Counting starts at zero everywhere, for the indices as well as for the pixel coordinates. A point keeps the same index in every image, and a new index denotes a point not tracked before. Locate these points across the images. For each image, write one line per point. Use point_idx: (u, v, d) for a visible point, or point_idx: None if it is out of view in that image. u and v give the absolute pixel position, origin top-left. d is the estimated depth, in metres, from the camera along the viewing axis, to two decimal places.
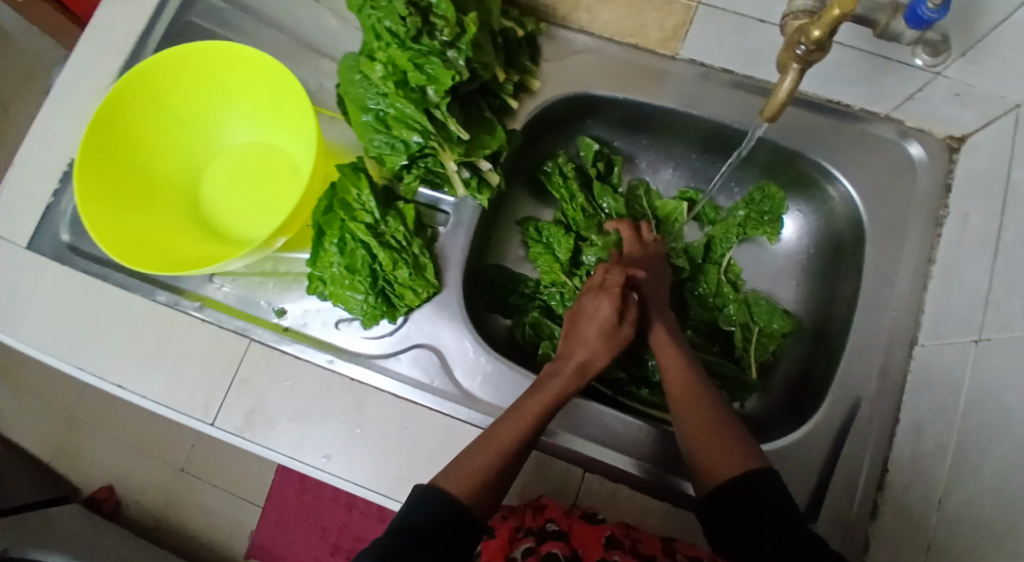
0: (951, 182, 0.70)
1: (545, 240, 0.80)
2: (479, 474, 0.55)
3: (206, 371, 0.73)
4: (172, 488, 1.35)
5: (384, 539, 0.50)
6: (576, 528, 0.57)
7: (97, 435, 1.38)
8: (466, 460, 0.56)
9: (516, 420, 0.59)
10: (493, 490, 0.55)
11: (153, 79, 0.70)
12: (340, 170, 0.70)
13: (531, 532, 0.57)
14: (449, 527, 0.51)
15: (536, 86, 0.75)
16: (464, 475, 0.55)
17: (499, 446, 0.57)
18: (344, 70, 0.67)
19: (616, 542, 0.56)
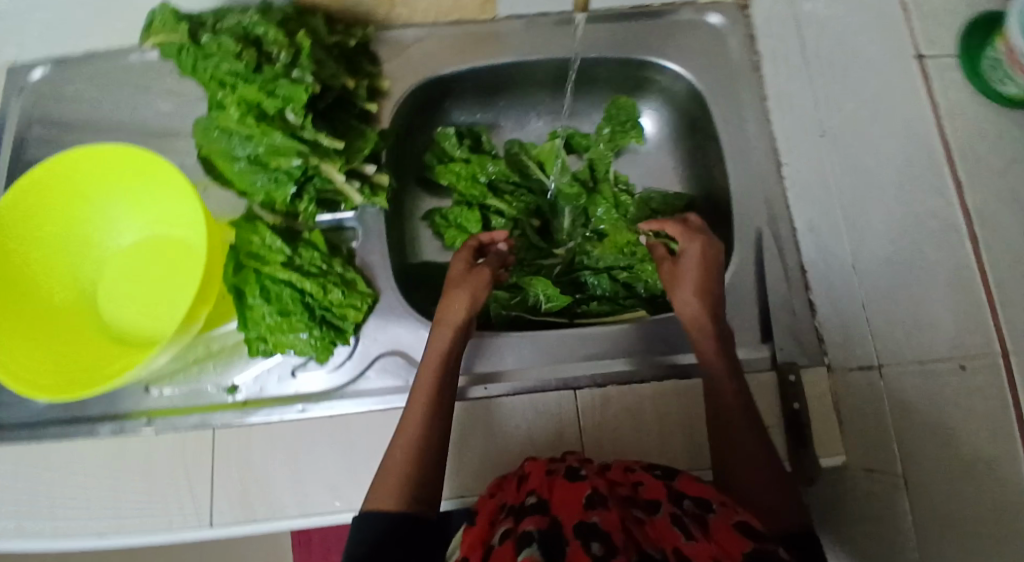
0: (752, 32, 0.83)
1: (454, 223, 0.85)
2: (401, 483, 0.58)
3: (182, 478, 0.69)
4: None
5: None
6: (555, 492, 0.57)
7: None
8: (383, 474, 0.59)
9: (413, 408, 0.62)
10: (418, 485, 0.58)
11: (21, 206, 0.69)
12: (235, 225, 0.70)
13: (513, 512, 0.56)
14: (400, 532, 0.55)
15: (385, 87, 0.79)
16: (388, 487, 0.57)
17: (410, 441, 0.60)
18: (201, 131, 0.69)
19: (602, 496, 0.56)
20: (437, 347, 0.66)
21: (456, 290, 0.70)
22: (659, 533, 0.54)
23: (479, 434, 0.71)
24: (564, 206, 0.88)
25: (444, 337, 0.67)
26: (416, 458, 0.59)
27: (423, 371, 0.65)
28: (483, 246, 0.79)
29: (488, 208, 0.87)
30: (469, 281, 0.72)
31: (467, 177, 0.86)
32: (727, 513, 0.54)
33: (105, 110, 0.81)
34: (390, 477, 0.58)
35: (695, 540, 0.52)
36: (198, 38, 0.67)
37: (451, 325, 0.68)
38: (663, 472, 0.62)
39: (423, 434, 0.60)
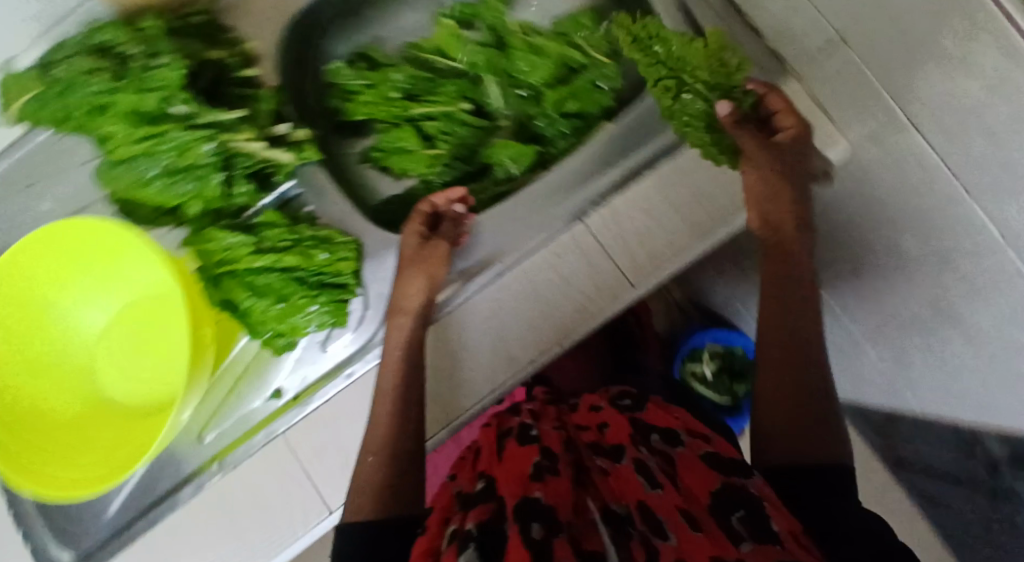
0: None
1: (393, 148, 0.82)
2: (375, 489, 0.62)
3: (283, 490, 0.69)
4: None
5: None
6: (500, 466, 0.56)
7: None
8: (355, 480, 0.64)
9: (379, 410, 0.65)
10: (394, 488, 0.63)
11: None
12: (190, 242, 0.67)
13: (460, 505, 0.53)
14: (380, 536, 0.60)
15: (253, 49, 0.73)
16: (362, 492, 0.63)
17: (382, 451, 0.63)
18: (103, 172, 0.65)
19: (548, 462, 0.55)
20: (398, 339, 0.67)
21: (413, 270, 0.69)
22: (623, 484, 0.53)
23: (460, 372, 0.72)
24: (482, 75, 0.84)
25: (405, 329, 0.67)
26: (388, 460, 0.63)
27: (387, 364, 0.66)
28: (437, 211, 0.72)
29: (417, 119, 0.83)
30: (422, 260, 0.69)
31: (380, 100, 0.82)
32: (693, 446, 0.57)
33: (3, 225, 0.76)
34: (362, 479, 0.63)
35: (659, 488, 0.51)
36: (55, 79, 0.64)
37: (408, 313, 0.68)
38: (633, 401, 0.67)
39: (387, 435, 0.64)
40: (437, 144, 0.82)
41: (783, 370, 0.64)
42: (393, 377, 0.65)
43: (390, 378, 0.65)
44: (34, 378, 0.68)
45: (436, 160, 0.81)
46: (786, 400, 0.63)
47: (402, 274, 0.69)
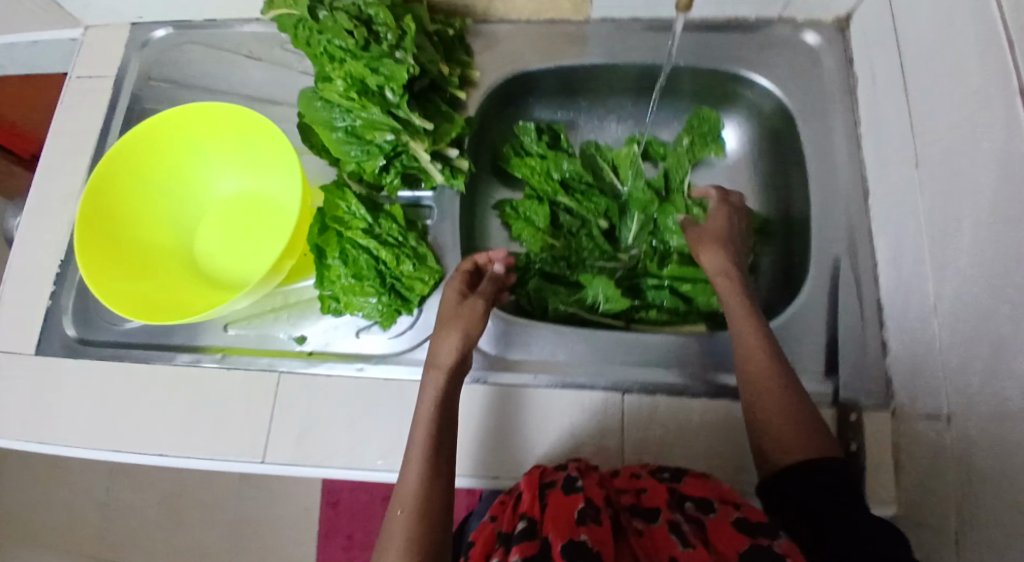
0: (851, 57, 0.80)
1: (523, 215, 0.88)
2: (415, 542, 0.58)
3: (245, 413, 0.74)
4: None
5: None
6: (546, 512, 0.58)
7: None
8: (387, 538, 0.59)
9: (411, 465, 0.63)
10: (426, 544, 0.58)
11: (150, 130, 0.75)
12: (325, 191, 0.74)
13: (503, 541, 0.58)
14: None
15: (476, 77, 0.83)
16: (390, 551, 0.58)
17: (412, 508, 0.60)
18: (304, 101, 0.73)
19: (593, 509, 0.58)
20: (431, 396, 0.66)
21: (448, 326, 0.69)
22: (659, 542, 0.57)
23: (500, 444, 0.73)
24: (633, 210, 0.89)
25: (440, 383, 0.67)
26: (419, 523, 0.59)
27: (419, 417, 0.65)
28: (479, 268, 0.77)
29: (557, 205, 0.89)
30: (458, 315, 0.70)
31: (541, 172, 0.88)
32: (726, 513, 0.58)
33: (217, 76, 0.89)
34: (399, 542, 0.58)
35: (691, 547, 0.55)
36: (316, 14, 0.70)
37: (443, 367, 0.67)
38: (671, 474, 0.66)
39: (424, 500, 0.61)
40: (559, 237, 0.88)
41: (787, 439, 0.62)
42: (428, 436, 0.64)
43: (422, 436, 0.64)
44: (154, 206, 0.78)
45: (547, 247, 0.86)
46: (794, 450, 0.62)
47: (443, 333, 0.69)
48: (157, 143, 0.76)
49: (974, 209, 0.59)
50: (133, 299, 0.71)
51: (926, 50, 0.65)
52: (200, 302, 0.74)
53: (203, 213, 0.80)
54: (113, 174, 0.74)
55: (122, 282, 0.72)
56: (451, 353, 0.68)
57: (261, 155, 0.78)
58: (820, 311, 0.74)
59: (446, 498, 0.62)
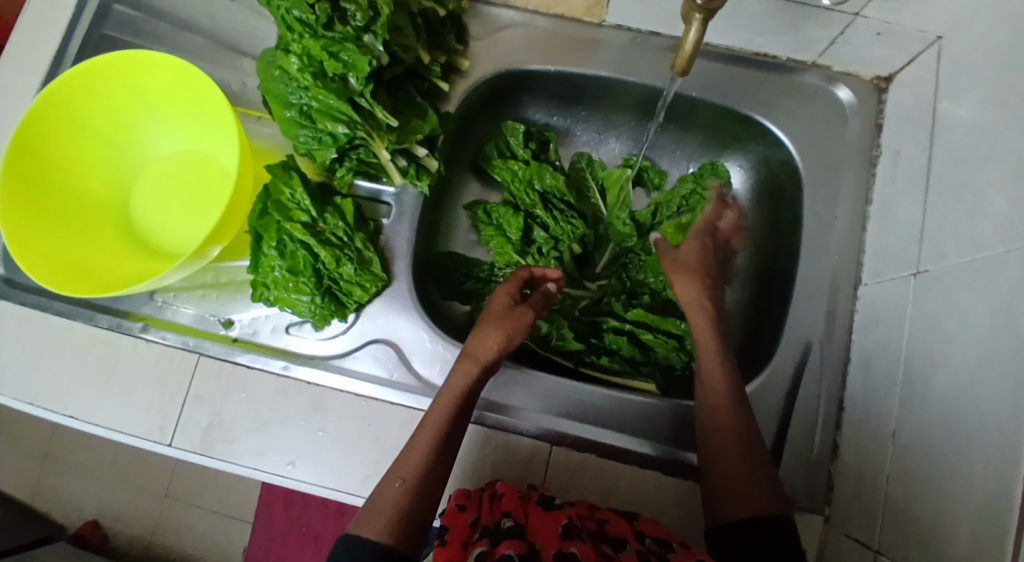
0: (881, 123, 0.71)
1: (495, 222, 0.80)
2: (399, 516, 0.53)
3: (158, 391, 0.71)
4: (158, 516, 1.42)
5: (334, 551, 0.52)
6: (531, 520, 0.57)
7: (73, 471, 1.44)
8: (374, 500, 0.55)
9: (421, 437, 0.58)
10: (410, 524, 0.54)
11: (95, 82, 0.69)
12: (271, 171, 0.68)
13: (488, 534, 0.56)
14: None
15: (465, 67, 0.75)
16: (378, 516, 0.53)
17: (408, 481, 0.55)
18: (262, 66, 0.65)
19: (574, 526, 0.57)
20: (460, 381, 0.61)
21: (492, 324, 0.65)
22: None
23: None
24: (609, 239, 0.81)
25: (469, 374, 0.62)
26: (414, 495, 0.55)
27: (440, 397, 0.61)
28: (532, 279, 0.72)
29: (533, 218, 0.81)
30: (511, 315, 0.66)
31: (522, 180, 0.80)
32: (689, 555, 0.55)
33: (187, 13, 0.80)
34: (389, 503, 0.54)
35: None
36: None
37: (477, 360, 0.62)
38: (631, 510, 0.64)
39: (425, 472, 0.56)
40: (527, 255, 0.80)
41: (738, 470, 0.59)
42: (448, 411, 0.59)
43: (442, 410, 0.60)
44: (93, 154, 0.72)
45: (513, 263, 0.79)
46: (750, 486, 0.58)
47: (487, 326, 0.65)
48: (103, 95, 0.71)
49: (961, 350, 0.53)
50: (51, 260, 0.66)
51: (956, 152, 0.57)
52: (128, 269, 0.69)
53: (145, 176, 0.74)
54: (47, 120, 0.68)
55: (45, 236, 0.67)
56: (490, 348, 0.63)
57: (209, 126, 0.72)
58: (777, 399, 0.69)
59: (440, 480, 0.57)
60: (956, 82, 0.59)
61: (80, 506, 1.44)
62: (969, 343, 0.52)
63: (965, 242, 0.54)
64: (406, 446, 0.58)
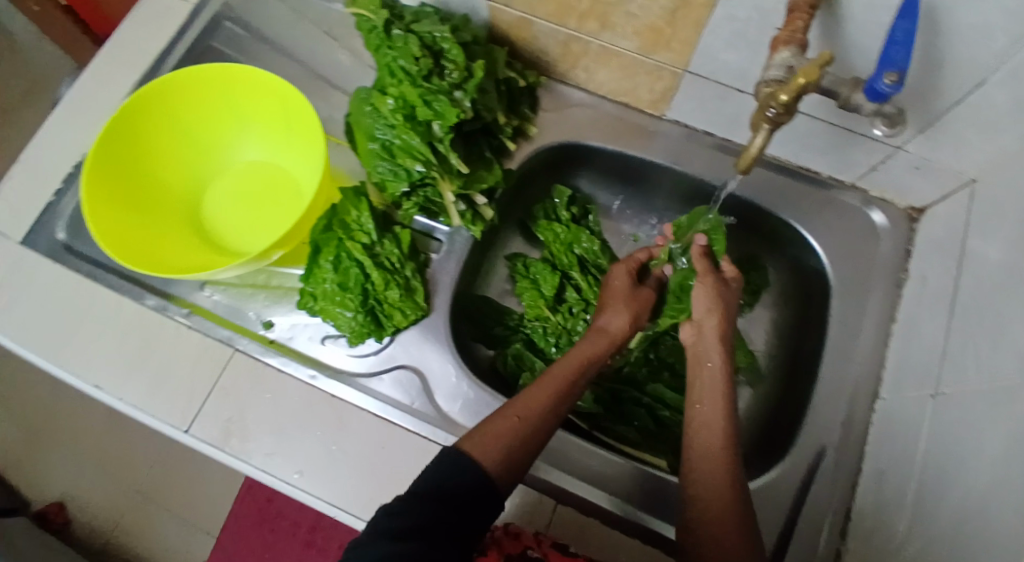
0: (911, 248, 0.76)
1: (531, 277, 0.84)
2: (503, 441, 0.58)
3: (189, 378, 0.74)
4: (124, 512, 1.44)
5: (394, 503, 0.53)
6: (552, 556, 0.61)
7: (48, 451, 1.47)
8: (485, 427, 0.60)
9: (541, 388, 0.64)
10: (516, 455, 0.58)
11: (204, 87, 0.76)
12: (343, 193, 0.73)
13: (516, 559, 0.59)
14: (470, 483, 0.54)
15: (532, 132, 0.82)
16: (489, 442, 0.58)
17: (521, 417, 0.61)
18: (355, 102, 0.72)
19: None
20: (591, 347, 0.70)
21: (615, 305, 0.76)
22: None
23: None
24: None
25: (602, 342, 0.71)
26: (527, 432, 0.60)
27: (565, 361, 0.68)
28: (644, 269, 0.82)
29: (569, 279, 0.85)
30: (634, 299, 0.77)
31: (562, 242, 0.85)
32: None
33: (292, 41, 0.88)
34: (505, 429, 0.59)
35: None
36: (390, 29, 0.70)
37: (607, 337, 0.72)
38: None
39: (544, 414, 0.62)
40: (557, 311, 0.83)
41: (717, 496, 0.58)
42: (572, 373, 0.67)
43: (567, 370, 0.67)
44: (184, 149, 0.79)
45: (543, 318, 0.83)
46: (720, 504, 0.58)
47: (614, 304, 0.76)
48: (206, 100, 0.78)
49: (974, 473, 0.55)
50: (120, 233, 0.71)
51: (982, 286, 0.61)
52: (188, 257, 0.73)
53: (221, 177, 0.81)
54: (150, 111, 0.74)
55: (120, 213, 0.72)
56: (605, 324, 0.73)
57: (291, 143, 0.79)
58: (787, 496, 0.70)
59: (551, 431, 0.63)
60: (986, 223, 0.63)
61: (49, 487, 1.45)
62: (982, 466, 0.54)
63: (983, 369, 0.57)
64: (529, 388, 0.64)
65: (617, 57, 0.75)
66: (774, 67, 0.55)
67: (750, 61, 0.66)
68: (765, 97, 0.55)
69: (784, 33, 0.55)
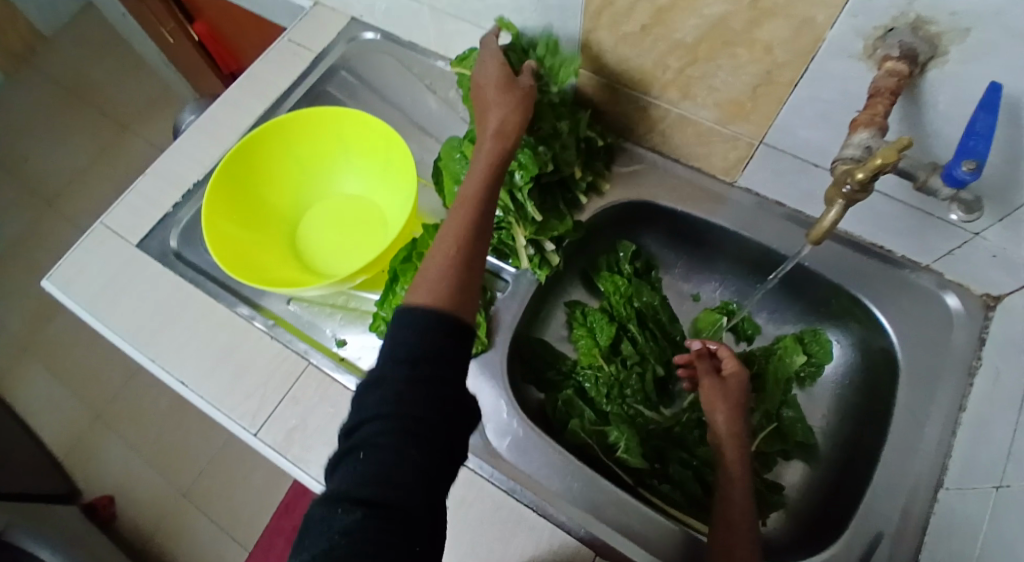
0: (985, 338, 0.74)
1: (588, 325, 0.87)
2: (444, 280, 0.55)
3: (263, 383, 0.80)
4: (170, 510, 1.51)
5: (370, 465, 0.46)
6: None
7: (117, 440, 1.59)
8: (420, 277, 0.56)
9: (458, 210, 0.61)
10: (460, 253, 0.58)
11: (317, 123, 0.85)
12: (425, 229, 0.79)
13: None
14: (436, 340, 0.51)
15: (605, 188, 0.86)
16: (425, 289, 0.55)
17: (447, 257, 0.57)
18: (447, 148, 0.78)
19: None
20: (473, 188, 0.62)
21: (500, 106, 0.66)
22: None
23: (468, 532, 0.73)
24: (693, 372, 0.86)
25: (483, 169, 0.63)
26: (451, 270, 0.56)
27: (460, 209, 0.61)
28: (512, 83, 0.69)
29: (625, 331, 0.87)
30: (507, 90, 0.68)
31: (622, 294, 0.87)
32: None
33: (396, 90, 0.97)
34: (432, 278, 0.55)
35: None
36: None
37: (501, 134, 0.65)
38: None
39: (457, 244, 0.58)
40: (611, 362, 0.85)
41: None
42: (469, 209, 0.61)
43: (463, 213, 0.61)
44: (292, 176, 0.87)
45: (597, 367, 0.84)
46: None
47: (492, 114, 0.66)
48: (318, 136, 0.86)
49: None
50: (230, 245, 0.79)
51: None
52: (282, 272, 0.81)
53: (321, 204, 0.88)
54: (269, 139, 0.84)
55: (230, 225, 0.80)
56: (494, 127, 0.65)
57: (388, 180, 0.86)
58: None
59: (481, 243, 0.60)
60: None
61: (104, 477, 1.55)
62: None
63: None
64: (423, 271, 0.57)
65: (696, 126, 0.78)
66: (852, 146, 0.56)
67: (828, 139, 0.68)
68: (842, 173, 0.57)
69: (864, 116, 0.56)
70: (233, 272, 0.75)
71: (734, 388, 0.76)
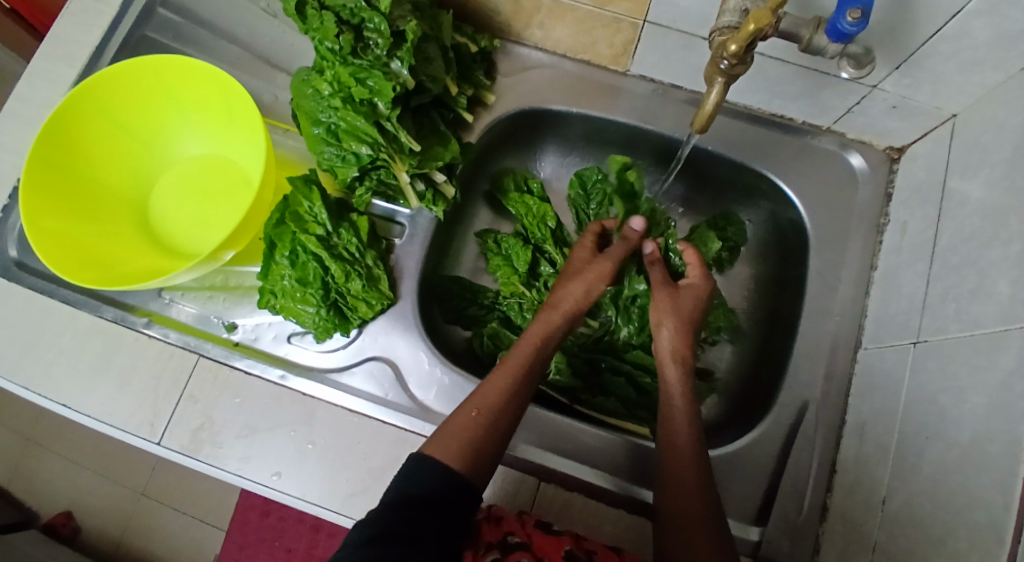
0: (891, 191, 0.73)
1: (503, 252, 0.80)
2: (464, 437, 0.56)
3: (152, 388, 0.71)
4: (131, 512, 1.44)
5: (381, 509, 0.51)
6: (535, 538, 0.59)
7: (50, 456, 1.47)
8: (447, 427, 0.57)
9: (500, 373, 0.62)
10: (480, 449, 0.56)
11: (135, 80, 0.72)
12: (292, 183, 0.70)
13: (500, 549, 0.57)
14: (451, 493, 0.53)
15: (490, 100, 0.78)
16: (452, 438, 0.56)
17: (482, 404, 0.59)
18: (296, 84, 0.67)
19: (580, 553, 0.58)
20: (546, 323, 0.67)
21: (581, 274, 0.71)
22: None
23: None
24: None
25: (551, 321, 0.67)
26: (488, 422, 0.58)
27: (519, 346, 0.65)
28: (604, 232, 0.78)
29: (542, 252, 0.82)
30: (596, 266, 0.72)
31: (535, 216, 0.81)
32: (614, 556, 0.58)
33: (229, 21, 0.83)
34: (462, 429, 0.57)
35: None
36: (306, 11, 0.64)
37: (561, 309, 0.68)
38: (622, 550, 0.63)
39: (503, 403, 0.59)
40: (532, 287, 0.79)
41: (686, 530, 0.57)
42: (525, 355, 0.63)
43: (519, 355, 0.63)
44: (124, 147, 0.75)
45: (518, 294, 0.79)
46: (694, 529, 0.57)
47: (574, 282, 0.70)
48: (141, 96, 0.73)
49: (955, 426, 0.53)
50: (62, 243, 0.67)
51: (965, 228, 0.58)
52: (137, 260, 0.70)
53: (168, 175, 0.76)
54: (82, 112, 0.71)
55: (56, 220, 0.68)
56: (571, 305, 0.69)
57: (238, 133, 0.74)
58: (769, 456, 0.68)
59: (502, 442, 0.59)
60: (967, 161, 0.60)
61: (56, 495, 1.45)
62: (964, 420, 0.52)
63: (966, 318, 0.55)
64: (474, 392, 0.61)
65: (573, 11, 0.70)
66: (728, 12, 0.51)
67: (710, 8, 0.62)
68: (718, 46, 0.51)
69: None
70: (74, 279, 0.65)
71: (688, 297, 0.71)
